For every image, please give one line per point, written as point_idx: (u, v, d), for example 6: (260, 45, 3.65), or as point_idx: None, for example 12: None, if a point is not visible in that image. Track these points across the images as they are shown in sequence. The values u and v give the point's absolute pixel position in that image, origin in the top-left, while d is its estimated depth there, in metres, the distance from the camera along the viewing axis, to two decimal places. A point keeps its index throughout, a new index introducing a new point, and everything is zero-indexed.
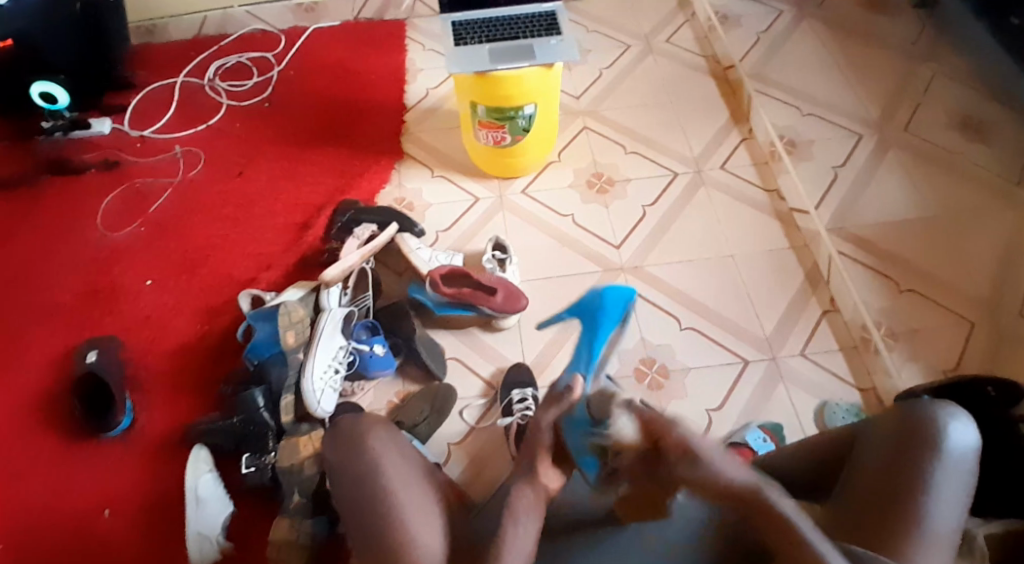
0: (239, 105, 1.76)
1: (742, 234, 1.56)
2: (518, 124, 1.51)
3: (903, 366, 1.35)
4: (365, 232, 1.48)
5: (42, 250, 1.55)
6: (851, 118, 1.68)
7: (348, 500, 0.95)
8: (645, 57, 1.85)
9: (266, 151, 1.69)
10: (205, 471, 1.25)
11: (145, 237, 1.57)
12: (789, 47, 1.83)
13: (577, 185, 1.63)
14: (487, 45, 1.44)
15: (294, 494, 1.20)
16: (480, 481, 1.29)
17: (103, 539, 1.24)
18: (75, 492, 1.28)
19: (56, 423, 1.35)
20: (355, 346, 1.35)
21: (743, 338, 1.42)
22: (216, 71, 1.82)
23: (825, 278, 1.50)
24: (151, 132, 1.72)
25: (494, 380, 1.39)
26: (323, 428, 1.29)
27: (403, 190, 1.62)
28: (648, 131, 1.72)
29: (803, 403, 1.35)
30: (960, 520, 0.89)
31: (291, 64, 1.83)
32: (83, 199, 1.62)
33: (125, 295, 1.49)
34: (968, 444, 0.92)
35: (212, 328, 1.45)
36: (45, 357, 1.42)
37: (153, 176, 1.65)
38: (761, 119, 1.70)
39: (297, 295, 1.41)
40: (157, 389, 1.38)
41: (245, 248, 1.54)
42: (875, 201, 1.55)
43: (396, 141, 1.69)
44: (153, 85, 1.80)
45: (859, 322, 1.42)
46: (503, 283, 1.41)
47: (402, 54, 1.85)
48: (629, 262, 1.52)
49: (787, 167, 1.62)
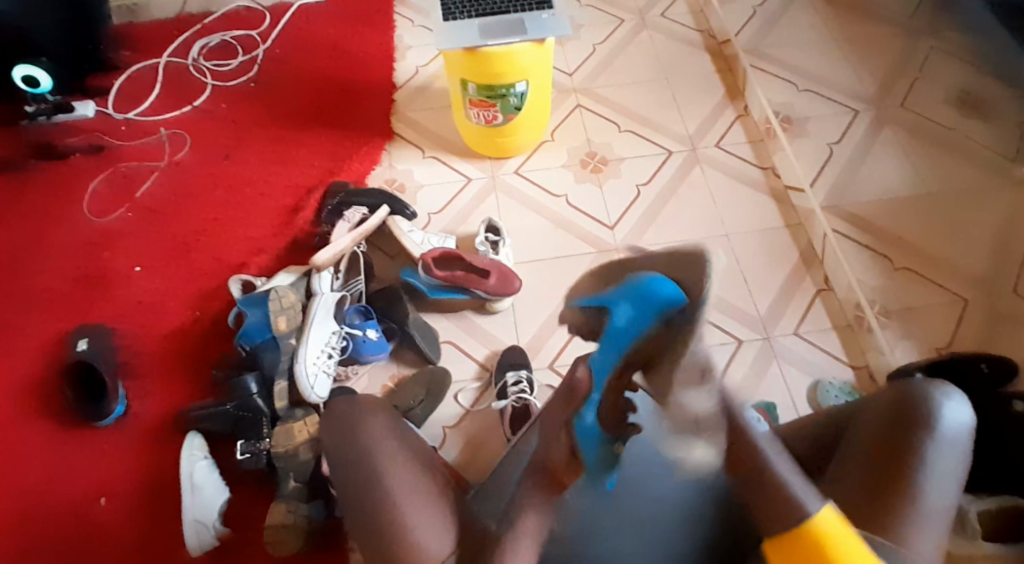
0: (225, 85, 1.73)
1: (737, 214, 1.55)
2: (510, 102, 1.48)
3: (895, 344, 1.35)
4: (356, 215, 1.46)
5: (28, 236, 1.53)
6: (848, 94, 1.66)
7: (343, 488, 0.95)
8: (639, 32, 1.82)
9: (253, 132, 1.66)
10: (200, 458, 1.25)
11: (133, 222, 1.54)
12: (786, 21, 1.80)
13: (570, 164, 1.61)
14: (477, 20, 1.41)
15: (290, 479, 1.21)
16: (476, 464, 1.29)
17: (100, 526, 1.24)
18: (69, 480, 1.28)
19: (49, 411, 1.34)
20: (349, 331, 1.34)
21: (737, 318, 1.42)
22: (201, 50, 1.79)
23: (819, 257, 1.49)
24: (137, 114, 1.69)
25: (488, 362, 1.39)
26: (317, 413, 1.28)
27: (395, 172, 1.60)
28: (642, 109, 1.69)
29: (798, 383, 1.35)
30: (954, 498, 0.89)
31: (278, 42, 1.79)
32: (69, 184, 1.59)
33: (115, 281, 1.47)
34: (963, 422, 0.93)
35: (204, 314, 1.43)
36: (34, 346, 1.41)
37: (140, 160, 1.63)
38: (757, 95, 1.68)
39: (289, 280, 1.39)
40: (149, 375, 1.37)
41: (234, 233, 1.52)
42: (870, 178, 1.54)
43: (385, 121, 1.67)
44: (136, 66, 1.76)
45: (852, 300, 1.42)
46: (497, 265, 1.40)
47: (390, 31, 1.82)
48: (623, 243, 1.50)
49: (783, 144, 1.61)
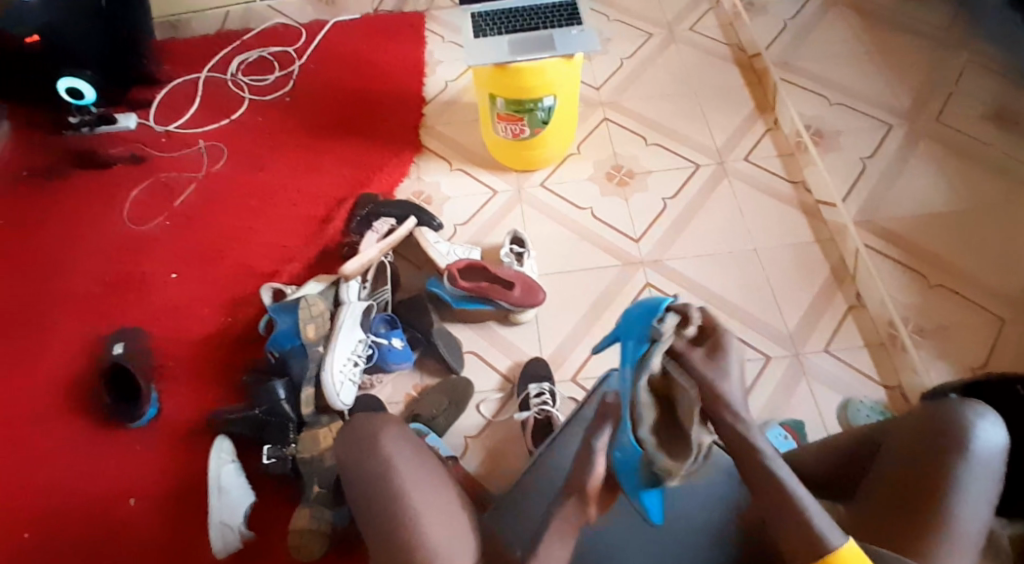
0: (262, 99, 1.78)
1: (766, 228, 1.53)
2: (537, 116, 1.50)
3: (930, 363, 1.32)
4: (384, 226, 1.48)
5: (71, 242, 1.58)
6: (880, 107, 1.63)
7: (361, 493, 0.96)
8: (668, 46, 1.82)
9: (287, 145, 1.70)
10: (228, 462, 1.28)
11: (170, 230, 1.59)
12: (817, 35, 1.79)
13: (597, 177, 1.62)
14: (506, 37, 1.43)
15: (314, 484, 1.23)
16: (497, 474, 1.30)
17: (130, 525, 1.27)
18: (102, 481, 1.32)
19: (84, 412, 1.39)
20: (374, 340, 1.36)
21: (764, 334, 1.40)
22: (239, 66, 1.84)
23: (851, 273, 1.46)
24: (177, 127, 1.75)
25: (511, 373, 1.39)
26: (341, 420, 1.31)
27: (423, 184, 1.62)
28: (671, 123, 1.69)
29: (826, 400, 1.33)
30: (984, 522, 0.87)
31: (313, 57, 1.84)
32: (111, 193, 1.65)
33: (151, 287, 1.52)
34: (997, 444, 0.90)
35: (235, 321, 1.47)
36: (73, 348, 1.46)
37: (178, 170, 1.68)
38: (787, 108, 1.66)
39: (318, 289, 1.42)
40: (181, 379, 1.41)
41: (265, 242, 1.56)
42: (904, 193, 1.51)
43: (415, 134, 1.70)
44: (178, 80, 1.82)
45: (885, 318, 1.39)
46: (521, 276, 1.41)
47: (421, 46, 1.85)
48: (649, 256, 1.50)
49: (815, 158, 1.58)
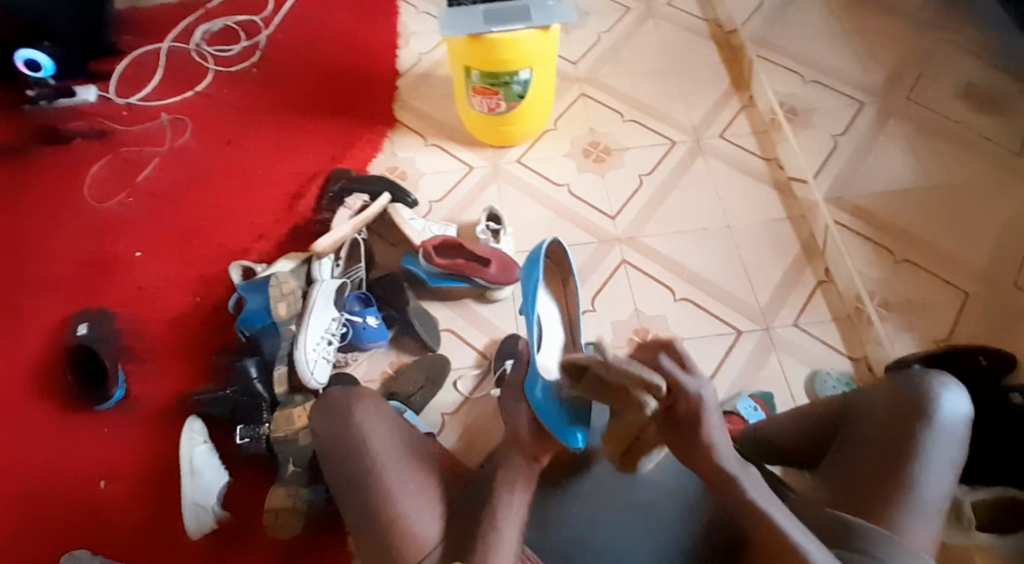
0: (228, 71, 1.73)
1: (741, 205, 1.54)
2: (513, 90, 1.48)
3: (895, 336, 1.35)
4: (357, 203, 1.46)
5: (31, 220, 1.53)
6: (854, 85, 1.65)
7: (341, 478, 0.96)
8: (645, 21, 1.81)
9: (255, 118, 1.66)
10: (200, 443, 1.26)
11: (134, 207, 1.55)
12: (792, 12, 1.79)
13: (573, 154, 1.61)
14: (481, 6, 1.40)
15: (289, 464, 1.21)
16: (475, 451, 1.30)
17: (100, 510, 1.25)
18: (69, 465, 1.29)
19: (48, 396, 1.35)
20: (349, 318, 1.34)
21: (737, 310, 1.42)
22: (203, 35, 1.78)
23: (821, 249, 1.48)
24: (139, 99, 1.69)
25: (488, 351, 1.39)
26: (316, 399, 1.29)
27: (396, 159, 1.60)
28: (647, 99, 1.68)
29: (797, 374, 1.35)
30: (948, 489, 0.89)
31: (280, 28, 1.79)
32: (71, 168, 1.60)
33: (116, 266, 1.48)
34: (960, 413, 0.92)
35: (205, 300, 1.44)
36: (36, 330, 1.42)
37: (140, 145, 1.63)
38: (764, 85, 1.66)
39: (289, 267, 1.40)
40: (151, 360, 1.38)
41: (233, 219, 1.52)
42: (876, 171, 1.53)
43: (388, 108, 1.66)
44: (138, 51, 1.76)
45: (853, 292, 1.41)
46: (497, 254, 1.40)
47: (394, 17, 1.81)
48: (624, 233, 1.50)
49: (788, 135, 1.59)
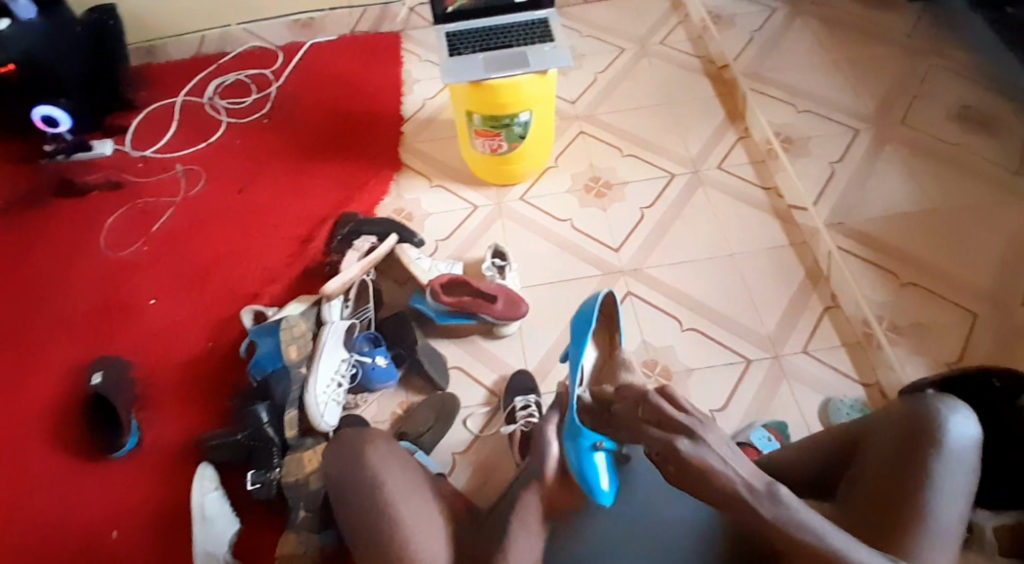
0: (240, 121, 1.78)
1: (745, 234, 1.55)
2: (514, 131, 1.51)
3: (906, 360, 1.34)
4: (365, 244, 1.49)
5: (48, 270, 1.57)
6: (849, 113, 1.68)
7: (351, 510, 0.96)
8: (640, 59, 1.86)
9: (265, 166, 1.70)
10: (212, 489, 1.25)
11: (148, 256, 1.58)
12: (782, 46, 1.83)
13: (575, 190, 1.63)
14: (481, 54, 1.45)
15: (300, 509, 1.21)
16: (485, 488, 1.29)
17: (111, 558, 1.25)
18: (82, 512, 1.29)
19: (62, 444, 1.36)
20: (358, 358, 1.36)
21: (746, 338, 1.42)
22: (216, 89, 1.85)
23: (826, 274, 1.49)
24: (154, 151, 1.74)
25: (497, 388, 1.39)
26: (326, 441, 1.30)
27: (402, 201, 1.63)
28: (646, 134, 1.72)
29: (809, 401, 1.34)
30: (961, 516, 0.88)
31: (290, 80, 1.85)
32: (88, 219, 1.64)
33: (130, 313, 1.50)
34: (969, 438, 0.91)
35: (216, 344, 1.46)
36: (52, 378, 1.43)
37: (155, 195, 1.67)
38: (758, 118, 1.69)
39: (299, 309, 1.42)
40: (164, 406, 1.39)
41: (245, 265, 1.55)
42: (875, 195, 1.55)
43: (394, 152, 1.71)
44: (153, 106, 1.82)
45: (861, 318, 1.41)
46: (504, 290, 1.41)
47: (398, 65, 1.87)
48: (629, 265, 1.52)
49: (785, 164, 1.62)
